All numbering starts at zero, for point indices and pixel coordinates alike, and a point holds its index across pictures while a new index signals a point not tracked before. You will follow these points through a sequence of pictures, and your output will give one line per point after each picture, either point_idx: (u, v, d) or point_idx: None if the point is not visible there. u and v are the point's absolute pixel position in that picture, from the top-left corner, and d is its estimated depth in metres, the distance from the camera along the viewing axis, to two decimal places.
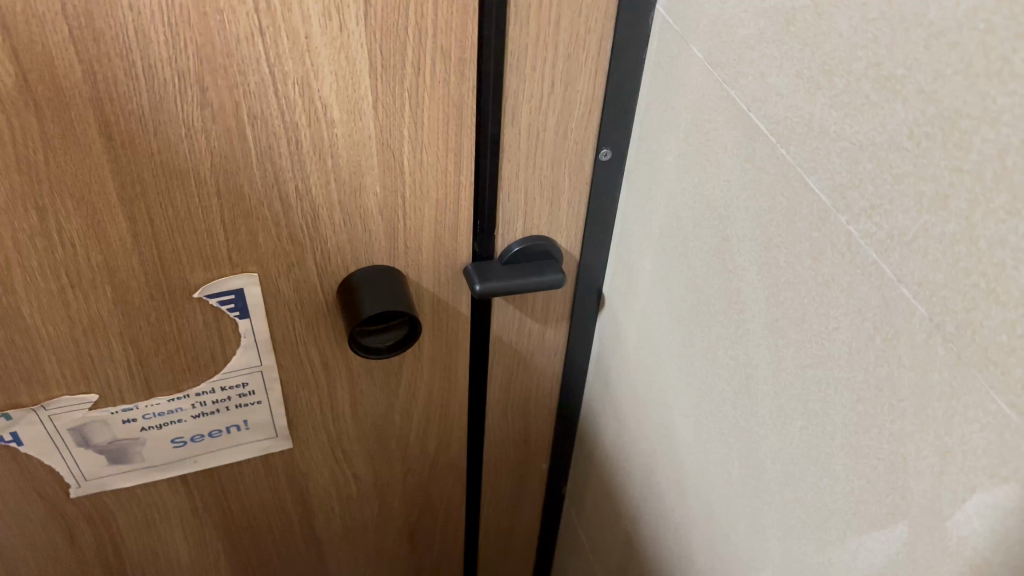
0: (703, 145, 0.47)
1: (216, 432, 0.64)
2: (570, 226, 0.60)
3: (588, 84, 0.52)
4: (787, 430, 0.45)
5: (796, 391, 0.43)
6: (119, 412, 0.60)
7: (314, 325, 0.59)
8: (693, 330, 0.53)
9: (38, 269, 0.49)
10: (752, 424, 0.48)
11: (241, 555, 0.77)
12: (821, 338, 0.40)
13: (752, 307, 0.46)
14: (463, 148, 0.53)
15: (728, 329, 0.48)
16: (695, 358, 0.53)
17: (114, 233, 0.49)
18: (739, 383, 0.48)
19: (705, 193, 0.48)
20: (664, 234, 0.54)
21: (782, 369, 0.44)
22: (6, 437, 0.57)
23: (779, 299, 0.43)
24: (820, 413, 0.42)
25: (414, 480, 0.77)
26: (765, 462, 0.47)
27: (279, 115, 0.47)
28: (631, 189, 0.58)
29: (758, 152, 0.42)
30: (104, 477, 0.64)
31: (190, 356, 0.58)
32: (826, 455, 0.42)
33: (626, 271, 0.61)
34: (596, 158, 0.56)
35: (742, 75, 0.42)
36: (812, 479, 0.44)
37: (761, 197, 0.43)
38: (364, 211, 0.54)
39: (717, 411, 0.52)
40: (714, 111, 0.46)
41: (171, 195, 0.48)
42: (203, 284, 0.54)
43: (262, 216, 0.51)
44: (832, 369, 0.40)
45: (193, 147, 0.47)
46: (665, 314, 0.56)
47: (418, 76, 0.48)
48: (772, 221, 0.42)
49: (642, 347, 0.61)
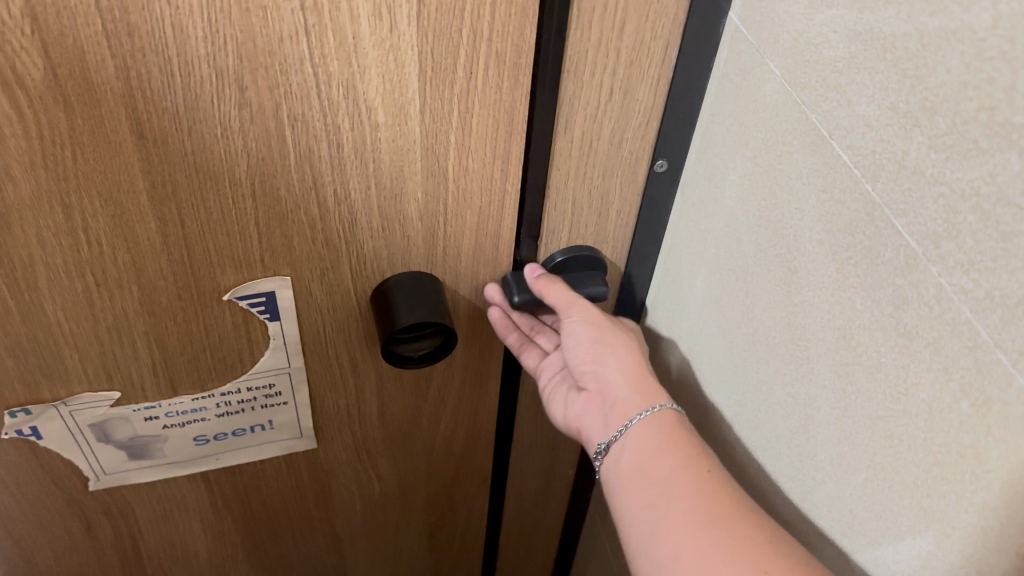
0: (774, 167, 0.44)
1: (240, 430, 0.63)
2: (617, 236, 0.57)
3: (650, 93, 0.49)
4: (848, 480, 0.42)
5: (862, 441, 0.41)
6: (142, 409, 0.58)
7: (345, 328, 0.57)
8: (747, 359, 0.50)
9: (62, 267, 0.47)
10: (808, 467, 0.45)
11: (260, 549, 0.75)
12: (896, 391, 0.38)
13: (818, 347, 0.43)
14: (512, 155, 0.50)
15: (789, 365, 0.45)
16: (746, 388, 0.50)
17: (143, 233, 0.47)
18: (798, 422, 0.46)
19: (772, 217, 0.45)
20: (720, 254, 0.51)
21: (848, 416, 0.41)
22: (25, 431, 0.55)
23: (851, 341, 0.40)
24: (890, 468, 0.39)
25: (439, 482, 0.75)
26: (821, 508, 0.45)
27: (321, 117, 0.44)
28: (686, 203, 0.55)
29: (839, 184, 0.39)
30: (124, 472, 0.62)
31: (217, 357, 0.56)
32: (892, 513, 0.39)
33: (674, 286, 0.58)
34: (651, 169, 0.53)
35: (825, 99, 0.39)
36: (874, 535, 0.41)
37: (839, 232, 0.40)
38: (404, 217, 0.51)
39: (769, 446, 0.49)
40: (790, 133, 0.42)
41: (204, 196, 0.46)
42: (234, 286, 0.51)
43: (299, 219, 0.49)
44: (906, 426, 0.37)
45: (229, 147, 0.44)
46: (715, 337, 0.53)
47: (470, 79, 0.45)
48: (849, 259, 0.39)
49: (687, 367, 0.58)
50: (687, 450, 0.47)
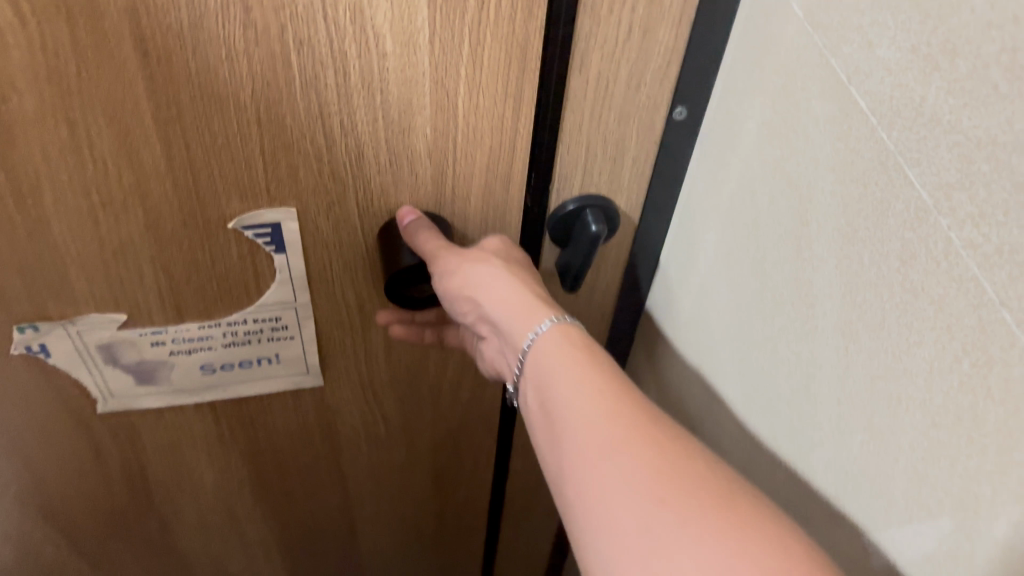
0: (791, 116, 0.42)
1: (247, 363, 0.63)
2: (632, 186, 0.56)
3: (670, 32, 0.47)
4: (845, 442, 0.41)
5: (863, 403, 0.39)
6: (148, 333, 0.58)
7: (352, 266, 0.56)
8: (754, 316, 0.48)
9: (68, 185, 0.47)
10: (807, 428, 0.44)
11: (266, 481, 0.76)
12: (899, 350, 0.36)
13: (823, 305, 0.41)
14: (525, 93, 0.48)
15: (794, 323, 0.44)
16: (752, 348, 0.49)
17: (145, 154, 0.46)
18: (799, 382, 0.44)
19: (786, 169, 0.43)
20: (734, 207, 0.49)
21: (849, 377, 0.40)
22: (34, 348, 0.56)
23: (856, 298, 0.39)
24: (888, 431, 0.38)
25: (444, 428, 0.75)
26: (819, 470, 0.44)
27: (328, 43, 0.43)
28: (703, 155, 0.53)
29: (854, 132, 0.37)
30: (132, 397, 0.63)
31: (223, 287, 0.56)
32: (886, 477, 0.38)
33: (687, 242, 0.57)
34: (670, 116, 0.52)
35: (845, 43, 0.37)
36: (869, 499, 0.40)
37: (852, 184, 0.38)
38: (412, 153, 0.50)
39: (770, 405, 0.48)
40: (809, 78, 0.41)
41: (209, 119, 0.45)
42: (239, 215, 0.51)
43: (304, 149, 0.48)
44: (906, 387, 0.36)
45: (233, 69, 0.43)
46: (724, 294, 0.52)
47: (482, 10, 0.44)
48: (861, 212, 0.38)
49: (696, 325, 0.57)
50: (555, 365, 0.45)
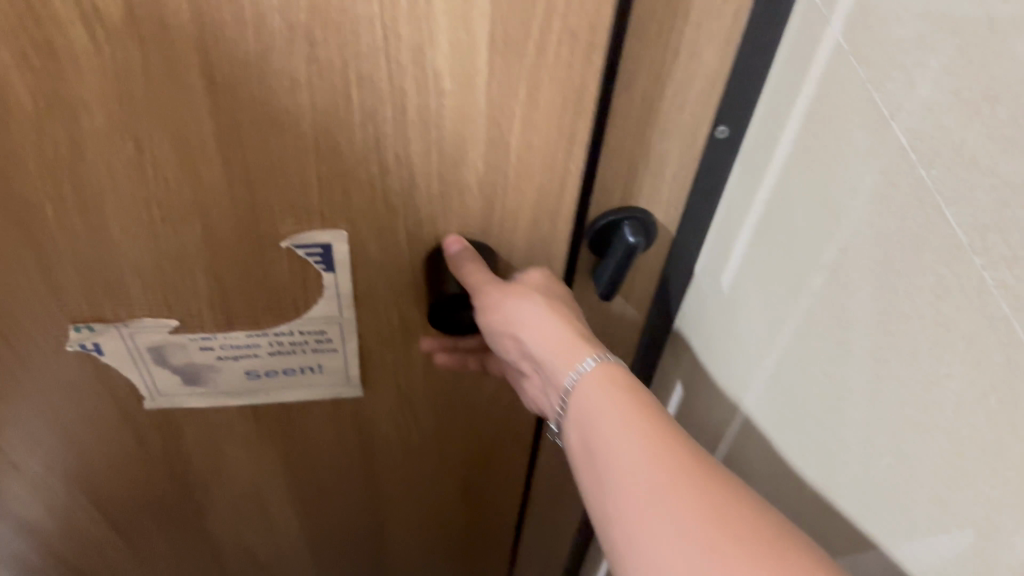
0: (835, 144, 0.44)
1: (290, 370, 0.65)
2: (670, 199, 0.58)
3: (716, 56, 0.49)
4: (871, 456, 0.42)
5: (891, 423, 0.41)
6: (198, 338, 0.61)
7: (397, 286, 0.59)
8: (788, 332, 0.50)
9: (130, 196, 0.49)
10: (835, 444, 0.46)
11: (299, 479, 0.79)
12: (930, 376, 0.37)
13: (857, 328, 0.43)
14: (577, 133, 0.50)
15: (828, 342, 0.46)
16: (784, 363, 0.51)
17: (207, 173, 0.49)
18: (830, 398, 0.46)
19: (827, 194, 0.45)
20: (774, 225, 0.51)
21: (879, 397, 0.41)
22: (88, 347, 0.59)
23: (890, 323, 0.40)
24: (914, 451, 0.39)
25: (476, 440, 0.77)
26: (842, 484, 0.45)
27: (388, 79, 0.45)
28: (744, 176, 0.55)
29: (895, 167, 0.39)
30: (178, 396, 0.66)
31: (273, 299, 0.58)
32: (910, 495, 0.40)
33: (723, 254, 0.58)
34: (712, 134, 0.54)
35: (891, 81, 0.39)
36: (891, 515, 0.41)
37: (891, 214, 0.39)
38: (462, 183, 0.52)
39: (799, 421, 0.50)
40: (853, 111, 0.42)
41: (270, 144, 0.48)
42: (292, 233, 0.53)
43: (359, 175, 0.50)
44: (936, 412, 0.37)
45: (298, 100, 0.46)
46: (758, 308, 0.53)
47: (540, 55, 0.45)
48: (898, 242, 0.39)
49: (727, 336, 0.59)
50: (596, 404, 0.49)
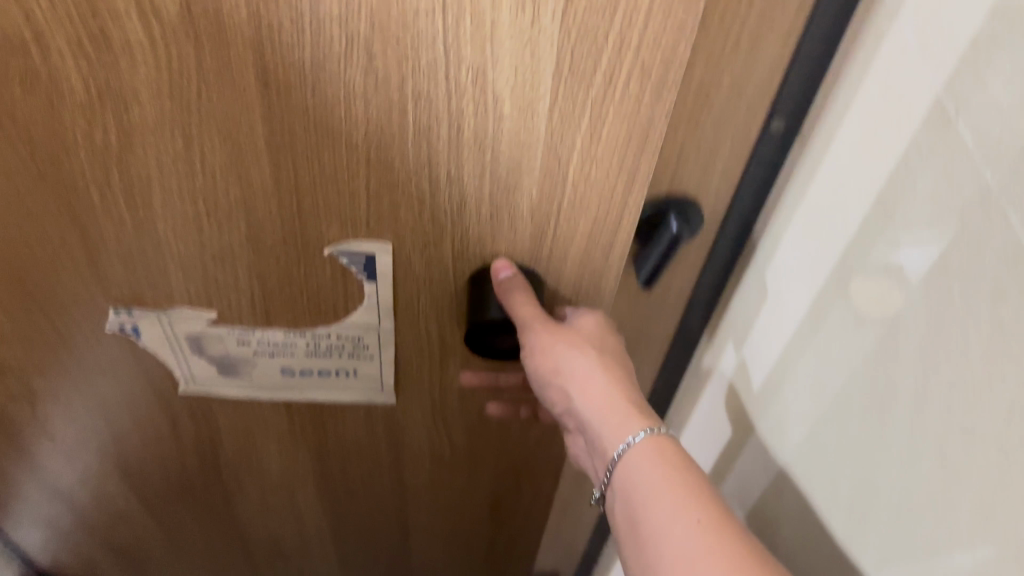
0: (896, 143, 0.42)
1: (325, 372, 0.63)
2: (717, 192, 0.58)
3: (774, 49, 0.49)
4: (916, 455, 0.41)
5: (938, 422, 0.39)
6: (235, 331, 0.59)
7: (439, 304, 0.56)
8: (837, 323, 0.48)
9: (177, 191, 0.48)
10: (879, 440, 0.44)
11: (328, 478, 0.77)
12: (983, 378, 0.36)
13: (909, 327, 0.41)
14: (640, 170, 0.46)
15: (879, 339, 0.44)
16: (830, 354, 0.49)
17: (253, 177, 0.47)
18: (876, 393, 0.45)
19: (886, 192, 0.43)
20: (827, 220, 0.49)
21: (927, 395, 0.40)
22: (127, 327, 0.59)
23: (943, 323, 0.38)
24: (961, 453, 0.37)
25: (508, 460, 0.74)
26: (881, 481, 0.44)
27: (445, 99, 0.42)
28: (794, 164, 0.53)
29: (959, 166, 0.37)
30: (213, 384, 0.65)
31: (312, 303, 0.56)
32: (953, 500, 0.38)
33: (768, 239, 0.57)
34: (768, 127, 0.52)
35: (960, 80, 0.37)
36: (932, 524, 0.40)
37: (950, 215, 0.38)
38: (515, 211, 0.49)
39: (842, 413, 0.48)
40: (917, 110, 0.40)
41: (319, 152, 0.45)
42: (336, 241, 0.51)
43: (409, 191, 0.47)
44: (986, 417, 0.36)
45: (349, 113, 0.43)
46: (807, 298, 0.52)
47: (609, 87, 0.42)
48: (955, 243, 0.37)
49: (770, 321, 0.57)
50: (646, 474, 0.48)
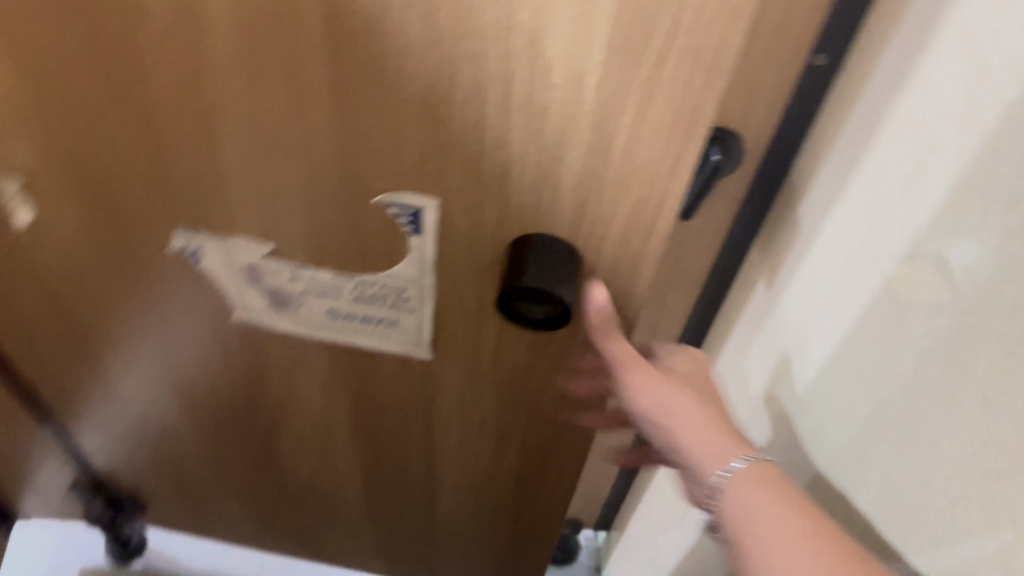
0: (940, 84, 0.48)
1: (368, 320, 0.65)
2: None
3: None
4: (957, 364, 0.48)
5: (974, 327, 0.46)
6: (288, 268, 0.62)
7: (479, 268, 0.57)
8: (892, 256, 0.54)
9: (244, 124, 0.51)
10: (933, 359, 0.50)
11: (364, 425, 0.80)
12: (1016, 264, 0.43)
13: (958, 245, 0.48)
14: (684, 158, 0.46)
15: (929, 262, 0.50)
16: (884, 289, 0.55)
17: (314, 119, 0.49)
18: (921, 318, 0.51)
19: (942, 120, 0.48)
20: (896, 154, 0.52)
21: (962, 300, 0.47)
22: (190, 248, 0.63)
23: (988, 232, 0.45)
24: (1009, 346, 0.43)
25: (535, 439, 0.76)
26: (919, 401, 0.52)
27: (499, 63, 0.43)
28: (863, 117, 0.56)
29: (1022, 79, 0.41)
30: (264, 316, 0.68)
31: (360, 250, 0.58)
32: (989, 391, 0.45)
33: (834, 187, 0.60)
34: None
35: None
36: (972, 425, 0.47)
37: (996, 136, 0.44)
38: (558, 183, 0.50)
39: (891, 341, 0.54)
40: (950, 57, 0.47)
41: (376, 101, 0.47)
42: (386, 191, 0.53)
43: (458, 151, 0.49)
44: (1015, 302, 0.43)
45: (406, 65, 0.45)
46: (871, 232, 0.55)
47: (659, 69, 0.42)
48: (994, 160, 0.44)
49: (820, 263, 0.62)
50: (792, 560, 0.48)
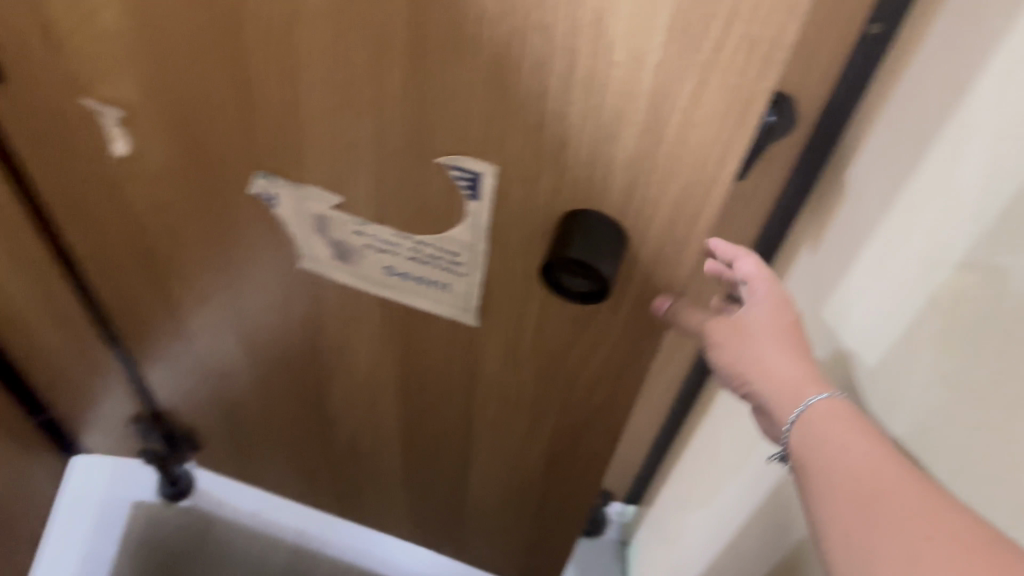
0: (944, 71, 0.53)
1: (421, 281, 0.69)
2: (813, 94, 0.67)
3: None
4: (928, 318, 0.55)
5: (949, 288, 0.52)
6: (352, 222, 0.66)
7: (530, 238, 0.60)
8: (891, 221, 0.59)
9: (326, 76, 0.54)
10: (911, 312, 0.57)
11: (409, 386, 0.84)
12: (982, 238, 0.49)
13: (941, 218, 0.53)
14: (734, 145, 0.48)
15: (918, 228, 0.56)
16: (881, 249, 0.61)
17: (389, 78, 0.52)
18: (908, 277, 0.57)
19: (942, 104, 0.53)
20: (904, 129, 0.58)
21: (941, 267, 0.53)
22: (266, 194, 0.67)
23: (964, 208, 0.51)
24: (967, 304, 0.50)
25: (569, 418, 0.78)
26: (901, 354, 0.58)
27: (565, 36, 0.46)
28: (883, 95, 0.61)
29: (1005, 70, 0.47)
30: (326, 267, 0.72)
31: (420, 210, 0.62)
32: (951, 349, 0.52)
33: (854, 161, 0.65)
34: (867, 30, 0.60)
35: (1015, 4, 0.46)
36: (934, 373, 0.54)
37: (981, 117, 0.49)
38: (611, 161, 0.52)
39: (883, 296, 0.60)
40: (954, 47, 0.52)
41: (448, 64, 0.50)
42: (449, 154, 0.56)
43: (519, 120, 0.52)
44: (978, 267, 0.49)
45: (479, 33, 0.48)
46: (877, 201, 0.61)
47: (716, 54, 0.44)
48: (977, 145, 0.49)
49: (839, 230, 0.68)
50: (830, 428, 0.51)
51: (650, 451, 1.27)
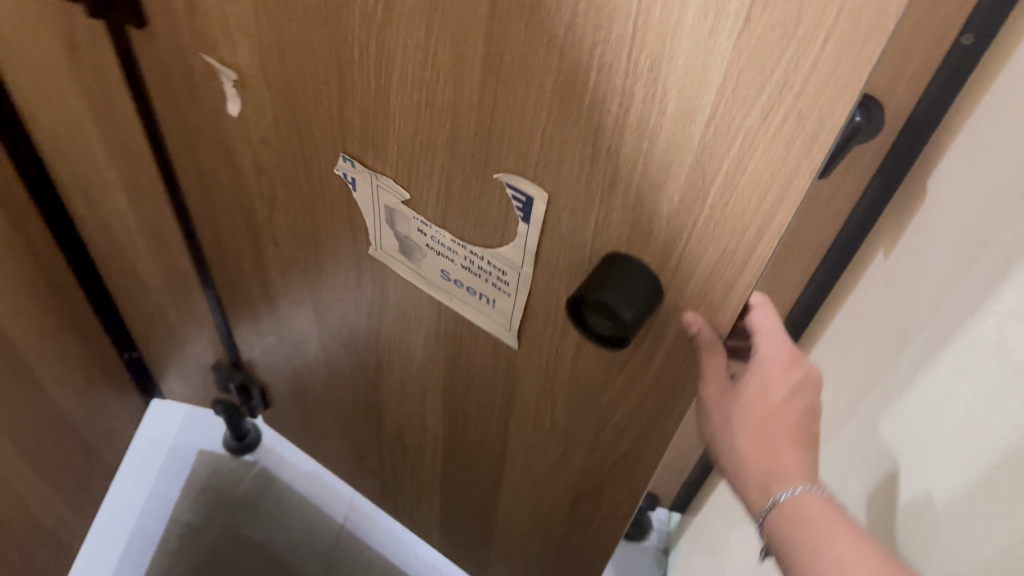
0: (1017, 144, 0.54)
1: (472, 291, 0.70)
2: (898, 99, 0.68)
3: None
4: (963, 373, 0.58)
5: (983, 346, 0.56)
6: (417, 220, 0.68)
7: (573, 270, 0.60)
8: (948, 275, 0.62)
9: (410, 74, 0.56)
10: (952, 360, 0.60)
11: (452, 391, 0.85)
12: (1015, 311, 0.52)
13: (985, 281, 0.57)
14: (775, 218, 0.46)
15: (966, 286, 0.59)
16: (935, 299, 0.64)
17: (464, 86, 0.54)
18: (952, 329, 0.61)
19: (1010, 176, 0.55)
20: (975, 192, 0.60)
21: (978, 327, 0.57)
22: (348, 177, 0.70)
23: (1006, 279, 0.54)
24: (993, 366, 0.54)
25: (595, 461, 0.77)
26: (939, 396, 0.62)
27: (624, 77, 0.46)
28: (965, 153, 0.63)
29: None
30: (391, 259, 0.75)
31: (477, 220, 0.63)
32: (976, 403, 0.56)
33: (929, 213, 0.68)
34: (957, 40, 0.61)
35: None
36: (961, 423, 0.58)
37: None
38: (655, 209, 0.51)
39: (930, 340, 0.64)
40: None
41: (517, 83, 0.51)
42: (509, 171, 0.57)
43: (574, 151, 0.52)
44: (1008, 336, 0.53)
45: (547, 58, 0.48)
46: (941, 255, 0.64)
47: (764, 122, 0.43)
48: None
49: (906, 278, 0.70)
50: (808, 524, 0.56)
51: (696, 461, 1.25)
